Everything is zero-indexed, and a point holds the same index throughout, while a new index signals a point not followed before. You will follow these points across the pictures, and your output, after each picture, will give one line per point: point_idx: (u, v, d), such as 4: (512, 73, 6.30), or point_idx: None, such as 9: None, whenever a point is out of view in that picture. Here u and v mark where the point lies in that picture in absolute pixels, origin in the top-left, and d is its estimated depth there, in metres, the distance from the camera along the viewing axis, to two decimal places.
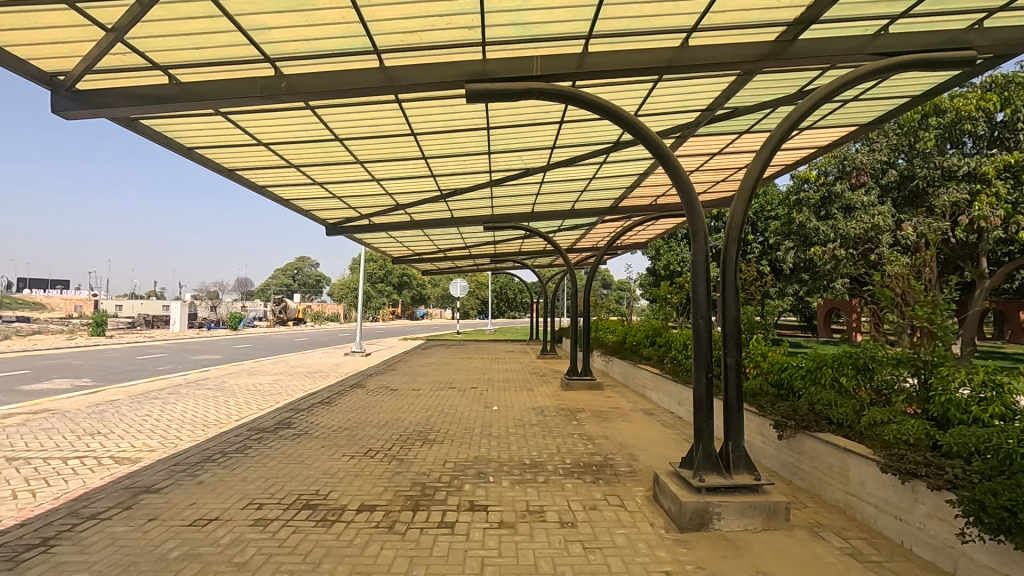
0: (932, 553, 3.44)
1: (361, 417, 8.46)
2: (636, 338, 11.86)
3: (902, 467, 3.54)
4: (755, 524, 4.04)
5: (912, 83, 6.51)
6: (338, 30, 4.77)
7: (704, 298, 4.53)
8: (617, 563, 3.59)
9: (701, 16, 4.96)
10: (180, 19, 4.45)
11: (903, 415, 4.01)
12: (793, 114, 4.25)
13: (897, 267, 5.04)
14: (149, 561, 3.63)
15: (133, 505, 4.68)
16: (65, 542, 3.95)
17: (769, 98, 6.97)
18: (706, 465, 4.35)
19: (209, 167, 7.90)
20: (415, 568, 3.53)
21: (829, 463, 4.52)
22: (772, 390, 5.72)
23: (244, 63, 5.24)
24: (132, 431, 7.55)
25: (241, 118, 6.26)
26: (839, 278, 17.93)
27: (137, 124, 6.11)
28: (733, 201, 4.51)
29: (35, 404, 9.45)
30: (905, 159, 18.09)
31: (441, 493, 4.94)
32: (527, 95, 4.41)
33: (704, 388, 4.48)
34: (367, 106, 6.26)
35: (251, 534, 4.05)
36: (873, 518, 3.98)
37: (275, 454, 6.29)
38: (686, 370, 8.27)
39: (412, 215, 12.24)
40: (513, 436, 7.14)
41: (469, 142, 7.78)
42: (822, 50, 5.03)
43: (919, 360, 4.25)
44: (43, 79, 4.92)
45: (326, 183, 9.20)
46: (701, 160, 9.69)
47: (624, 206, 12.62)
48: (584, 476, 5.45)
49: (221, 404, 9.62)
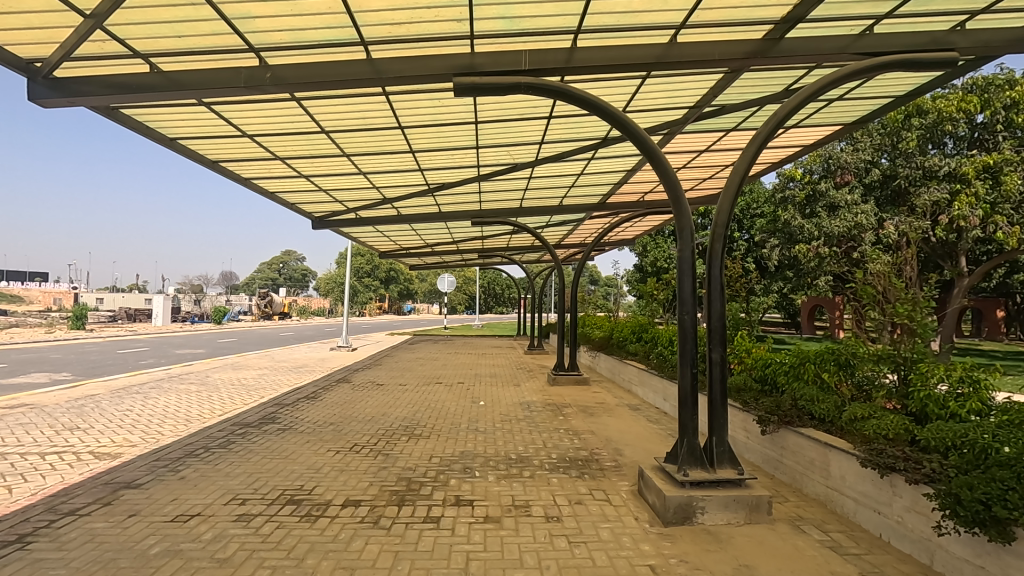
0: (909, 545, 3.51)
1: (347, 412, 8.40)
2: (622, 334, 11.91)
3: (880, 462, 3.59)
4: (738, 517, 4.10)
5: (895, 84, 6.62)
6: (325, 21, 4.69)
7: (690, 295, 4.54)
8: (602, 557, 3.61)
9: (689, 13, 4.98)
10: (161, 7, 4.35)
11: (882, 411, 4.08)
12: (779, 112, 4.27)
13: (879, 265, 5.09)
14: (129, 557, 3.58)
15: (113, 500, 4.61)
16: (43, 538, 3.89)
17: (755, 96, 7.02)
18: (690, 460, 4.36)
19: (192, 157, 7.76)
20: (400, 563, 3.52)
21: (811, 457, 4.58)
22: (756, 385, 5.78)
23: (229, 52, 5.17)
24: (111, 426, 7.40)
25: (225, 109, 6.15)
26: (823, 276, 18.20)
27: (116, 112, 5.98)
28: (719, 199, 4.51)
29: (13, 399, 9.24)
30: (887, 159, 18.36)
31: (427, 488, 4.92)
32: (516, 90, 4.34)
33: (689, 384, 4.49)
34: (355, 98, 6.21)
35: (234, 529, 4.01)
36: (853, 512, 4.04)
37: (259, 450, 6.22)
38: (672, 366, 8.40)
39: (399, 210, 12.17)
40: (499, 432, 7.11)
41: (458, 136, 7.73)
42: (809, 50, 5.07)
43: (899, 357, 4.32)
44: (19, 65, 4.80)
45: (311, 176, 9.08)
46: (688, 158, 9.77)
47: (611, 202, 12.70)
48: (569, 470, 5.48)
49: (204, 399, 9.47)
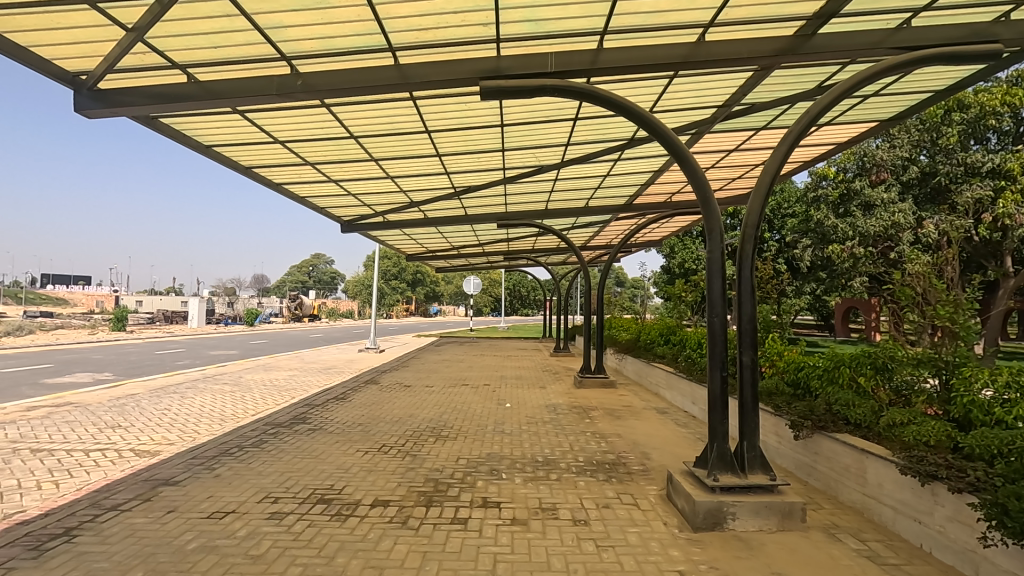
0: (952, 556, 3.38)
1: (375, 413, 8.52)
2: (650, 337, 11.80)
3: (921, 469, 3.47)
4: (770, 524, 4.00)
5: (934, 78, 6.40)
6: (354, 28, 4.80)
7: (720, 297, 4.46)
8: (630, 562, 3.57)
9: (717, 12, 4.91)
10: (199, 19, 4.49)
11: (923, 416, 3.93)
12: (811, 110, 4.15)
13: (918, 266, 4.91)
14: (167, 552, 3.69)
15: (152, 497, 4.77)
16: (87, 532, 4.04)
17: (786, 94, 6.88)
18: (720, 464, 4.29)
19: (226, 164, 7.99)
20: (428, 564, 3.54)
21: (846, 463, 4.46)
22: (788, 389, 5.65)
23: (261, 61, 5.29)
24: (151, 424, 7.67)
25: (258, 116, 6.32)
26: (858, 277, 17.62)
27: (155, 122, 6.20)
28: (749, 199, 4.44)
29: (59, 398, 9.65)
30: (927, 155, 17.72)
31: (454, 489, 4.96)
32: (542, 92, 4.34)
33: (719, 388, 4.41)
34: (383, 104, 6.30)
35: (267, 527, 4.10)
36: (891, 520, 3.92)
37: (290, 449, 6.36)
38: (701, 370, 8.26)
39: (426, 213, 12.31)
40: (525, 434, 7.13)
41: (484, 139, 7.78)
42: (842, 46, 4.93)
43: (940, 361, 4.15)
44: (65, 78, 5.06)
45: (340, 181, 9.26)
46: (717, 157, 9.61)
47: (638, 203, 12.59)
48: (596, 473, 5.44)
49: (238, 399, 9.74)
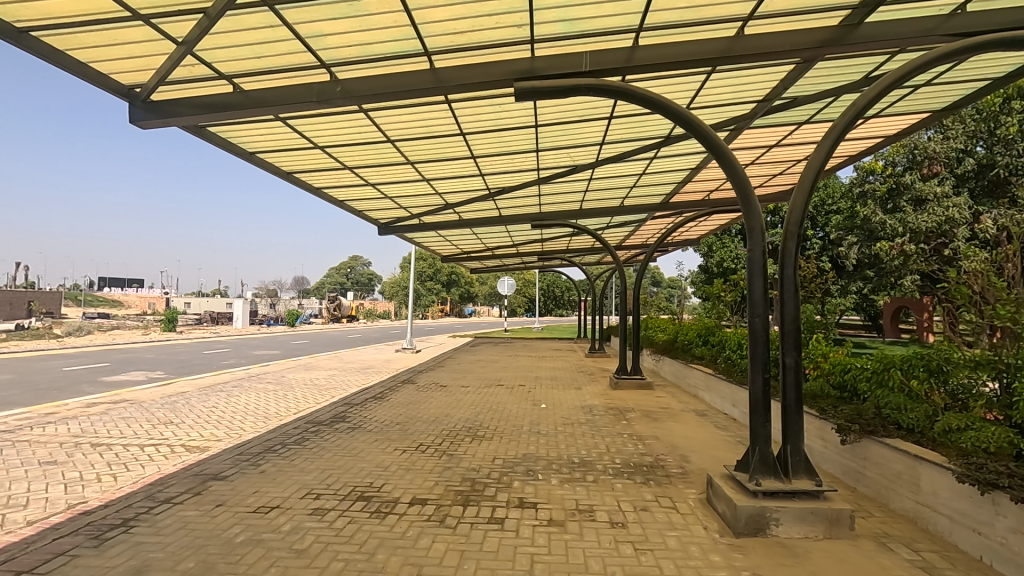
0: (1015, 570, 3.20)
1: (412, 412, 8.64)
2: (687, 338, 11.59)
3: (981, 477, 3.30)
4: (816, 532, 3.87)
5: (992, 64, 6.08)
6: (392, 34, 4.89)
7: (761, 296, 4.35)
8: (669, 566, 3.52)
9: (757, 4, 4.79)
10: (244, 31, 4.67)
11: (981, 422, 3.73)
12: (858, 101, 3.99)
13: (975, 263, 4.67)
14: (217, 544, 3.84)
15: (202, 491, 4.97)
16: (143, 523, 4.25)
17: (829, 86, 6.66)
18: (762, 468, 4.18)
19: (269, 170, 8.26)
20: (467, 563, 3.57)
21: (897, 470, 4.27)
22: (834, 392, 5.48)
23: (303, 69, 5.46)
24: (200, 421, 8.00)
25: (299, 123, 6.51)
26: (908, 275, 16.61)
27: (204, 131, 6.47)
28: (792, 195, 4.30)
29: (116, 395, 10.16)
30: (984, 147, 16.86)
31: (490, 489, 4.99)
32: (576, 92, 4.33)
33: (761, 390, 4.29)
34: (419, 108, 6.40)
35: (310, 522, 4.22)
36: (947, 531, 3.73)
37: (330, 447, 6.52)
38: (741, 371, 8.06)
39: (460, 214, 12.43)
40: (561, 434, 7.12)
41: (518, 140, 7.80)
42: (891, 34, 4.75)
43: (1000, 363, 3.92)
44: (121, 91, 5.33)
45: (377, 184, 9.44)
46: (757, 154, 9.38)
47: (674, 202, 12.41)
48: (634, 476, 5.38)
49: (280, 398, 10.04)
